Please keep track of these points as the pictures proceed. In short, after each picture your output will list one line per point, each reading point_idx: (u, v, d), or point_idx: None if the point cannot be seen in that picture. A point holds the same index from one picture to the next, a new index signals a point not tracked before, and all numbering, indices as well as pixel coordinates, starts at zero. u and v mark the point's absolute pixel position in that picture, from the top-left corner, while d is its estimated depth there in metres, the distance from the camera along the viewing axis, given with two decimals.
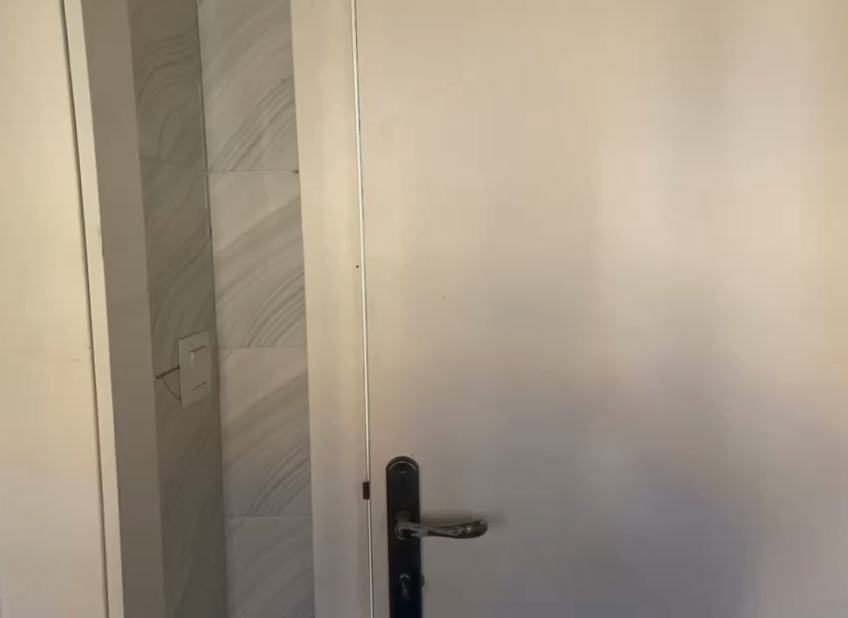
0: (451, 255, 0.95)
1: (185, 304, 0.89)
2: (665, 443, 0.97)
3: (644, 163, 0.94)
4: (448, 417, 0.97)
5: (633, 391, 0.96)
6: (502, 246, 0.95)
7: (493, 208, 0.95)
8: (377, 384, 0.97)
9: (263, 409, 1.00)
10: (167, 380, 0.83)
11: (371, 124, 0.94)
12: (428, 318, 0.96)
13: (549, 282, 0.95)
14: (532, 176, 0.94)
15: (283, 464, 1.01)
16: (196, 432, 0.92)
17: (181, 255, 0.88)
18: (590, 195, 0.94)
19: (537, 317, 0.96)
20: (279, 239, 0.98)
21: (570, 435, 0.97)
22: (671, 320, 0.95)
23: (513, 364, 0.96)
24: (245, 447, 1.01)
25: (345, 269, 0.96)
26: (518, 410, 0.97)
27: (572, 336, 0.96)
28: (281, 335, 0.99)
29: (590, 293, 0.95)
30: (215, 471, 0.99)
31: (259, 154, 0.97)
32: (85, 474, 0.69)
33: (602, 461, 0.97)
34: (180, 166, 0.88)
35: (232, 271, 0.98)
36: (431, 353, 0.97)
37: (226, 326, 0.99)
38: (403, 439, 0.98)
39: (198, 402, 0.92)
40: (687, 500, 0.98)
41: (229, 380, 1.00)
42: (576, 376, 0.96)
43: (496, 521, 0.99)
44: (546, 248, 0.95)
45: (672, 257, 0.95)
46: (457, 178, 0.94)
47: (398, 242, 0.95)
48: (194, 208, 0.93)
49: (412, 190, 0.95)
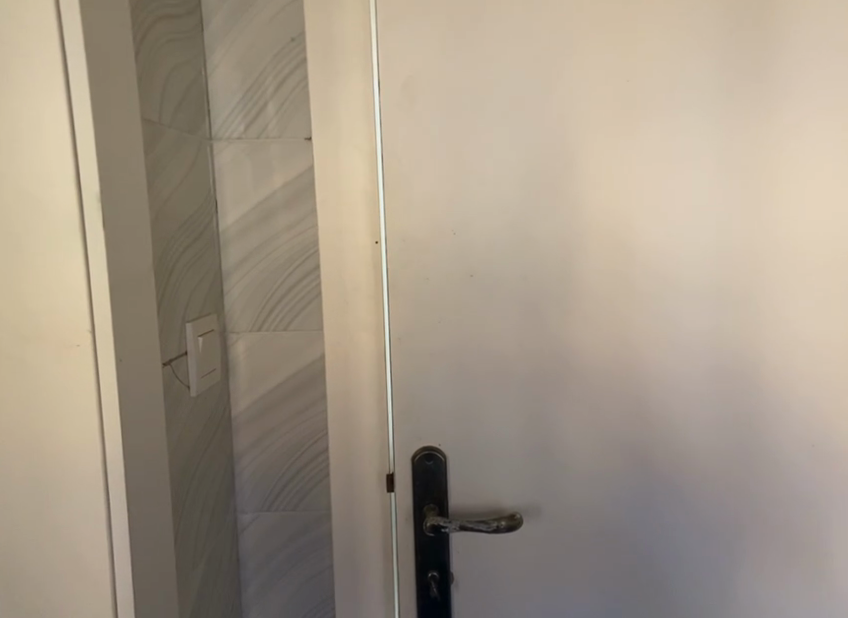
0: (480, 230, 0.88)
1: (191, 284, 0.81)
2: (711, 432, 0.90)
3: (690, 131, 0.86)
4: (476, 405, 0.91)
5: (674, 379, 0.90)
6: (534, 221, 0.88)
7: (525, 180, 0.87)
8: (401, 370, 0.90)
9: (276, 398, 0.93)
10: (175, 366, 0.76)
11: (391, 86, 0.86)
12: (456, 298, 0.89)
13: (584, 259, 0.88)
14: (565, 145, 0.87)
15: (298, 456, 0.94)
16: (206, 423, 0.85)
17: (185, 232, 0.80)
18: (631, 166, 0.87)
19: (571, 298, 0.89)
20: (291, 213, 0.90)
21: (609, 424, 0.91)
22: (716, 303, 0.88)
23: (547, 348, 0.90)
24: (258, 438, 0.94)
25: (364, 246, 0.89)
26: (552, 397, 0.90)
27: (611, 319, 0.89)
28: (294, 318, 0.92)
29: (630, 273, 0.88)
30: (227, 464, 0.92)
31: (268, 120, 0.89)
32: (90, 476, 0.62)
33: (643, 451, 0.91)
34: (184, 133, 0.80)
35: (240, 250, 0.91)
36: (459, 336, 0.90)
37: (235, 309, 0.92)
38: (430, 429, 0.91)
39: (208, 391, 0.85)
40: (732, 493, 0.91)
41: (239, 367, 0.93)
42: (614, 361, 0.90)
43: (529, 514, 0.93)
44: (581, 223, 0.88)
45: (718, 233, 0.87)
46: (485, 146, 0.87)
47: (422, 216, 0.88)
48: (199, 180, 0.85)
49: (437, 159, 0.87)
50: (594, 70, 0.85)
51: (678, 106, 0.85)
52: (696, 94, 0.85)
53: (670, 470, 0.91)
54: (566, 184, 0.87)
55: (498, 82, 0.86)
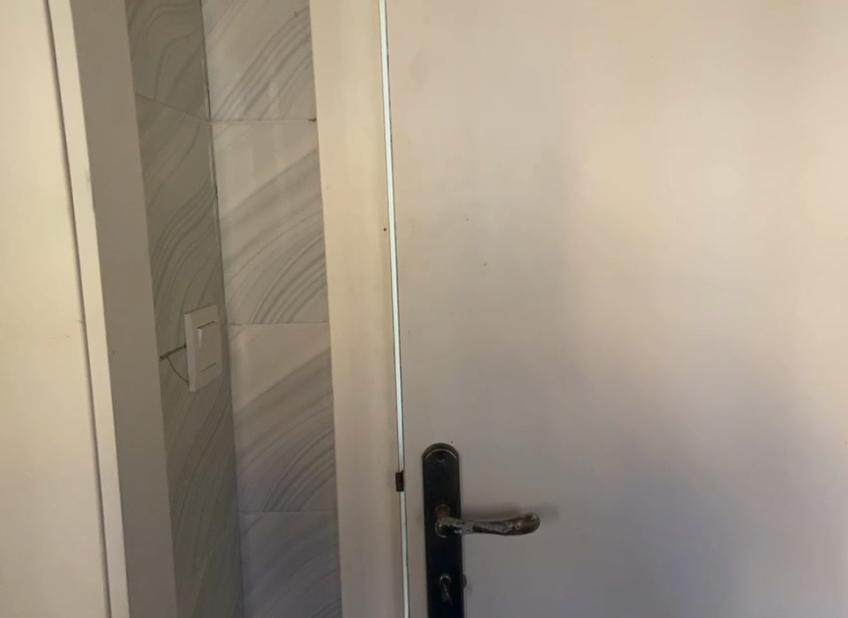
0: (494, 217, 0.83)
1: (190, 274, 0.77)
2: (738, 429, 0.86)
3: (717, 110, 0.81)
4: (489, 400, 0.87)
5: (697, 374, 0.85)
6: (551, 207, 0.83)
7: (541, 163, 0.83)
8: (411, 364, 0.86)
9: (279, 393, 0.89)
10: (173, 360, 0.72)
11: (401, 64, 0.81)
12: (469, 289, 0.85)
13: (604, 248, 0.84)
14: (586, 126, 0.82)
15: (302, 455, 0.90)
16: (206, 420, 0.81)
17: (183, 218, 0.76)
18: (653, 148, 0.82)
19: (591, 289, 0.84)
20: (295, 199, 0.86)
21: (631, 419, 0.86)
22: (742, 293, 0.84)
23: (565, 341, 0.85)
24: (260, 435, 0.90)
25: (371, 234, 0.84)
26: (569, 393, 0.86)
27: (632, 310, 0.84)
28: (298, 309, 0.88)
29: (652, 262, 0.84)
30: (228, 463, 0.88)
31: (270, 100, 0.84)
32: (81, 478, 0.58)
33: (666, 449, 0.87)
34: (182, 113, 0.76)
35: (241, 238, 0.87)
36: (472, 329, 0.86)
37: (236, 300, 0.88)
38: (441, 426, 0.87)
39: (208, 386, 0.81)
40: (756, 493, 0.87)
41: (241, 361, 0.89)
42: (634, 355, 0.85)
43: (544, 515, 0.89)
44: (602, 210, 0.83)
45: (745, 220, 0.82)
46: (500, 128, 0.82)
47: (433, 203, 0.83)
48: (197, 163, 0.81)
49: (449, 142, 0.82)
50: (616, 46, 0.80)
51: (705, 85, 0.81)
52: (725, 72, 0.80)
53: (694, 469, 0.87)
54: (586, 168, 0.83)
55: (514, 59, 0.81)
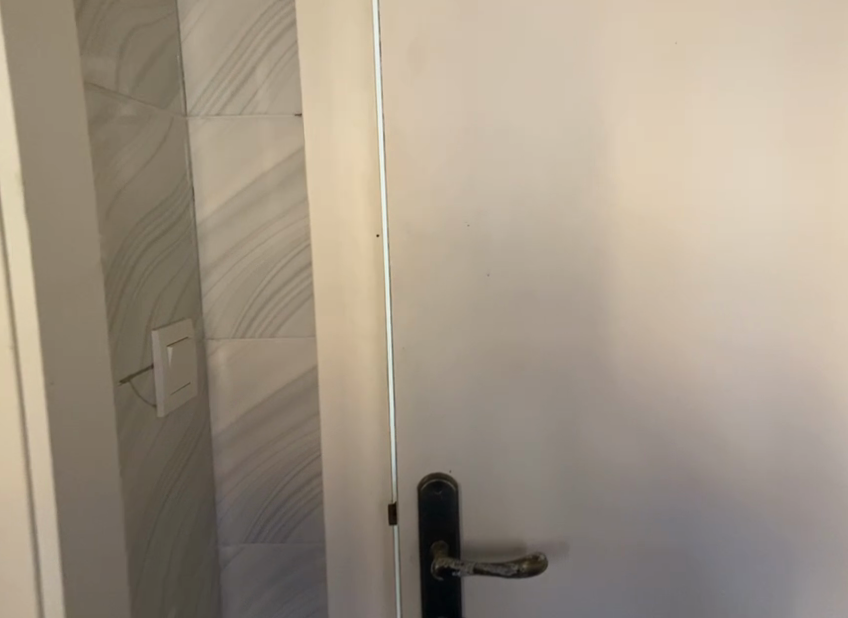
0: (498, 222, 0.75)
1: (160, 285, 0.69)
2: (769, 459, 0.78)
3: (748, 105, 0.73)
4: (492, 424, 0.79)
5: (722, 398, 0.77)
6: (562, 212, 0.75)
7: (551, 164, 0.74)
8: (406, 384, 0.78)
9: (262, 414, 0.81)
10: (138, 383, 0.64)
11: (395, 52, 0.73)
12: (470, 302, 0.77)
13: (622, 256, 0.75)
14: (602, 122, 0.74)
15: (287, 483, 0.82)
16: (180, 445, 0.73)
17: (152, 223, 0.68)
18: (675, 147, 0.74)
19: (606, 302, 0.76)
20: (280, 202, 0.78)
21: (650, 447, 0.78)
22: (772, 309, 0.75)
23: (578, 360, 0.77)
24: (242, 460, 0.82)
25: (363, 241, 0.76)
26: (580, 417, 0.78)
27: (650, 327, 0.76)
28: (283, 323, 0.80)
29: (675, 275, 0.75)
30: (206, 491, 0.80)
31: (252, 92, 0.77)
32: (14, 525, 0.50)
33: (689, 479, 0.78)
34: (151, 106, 0.68)
35: (220, 245, 0.79)
36: (473, 346, 0.78)
37: (214, 313, 0.80)
38: (439, 453, 0.79)
39: (182, 409, 0.74)
40: (785, 530, 0.79)
41: (220, 379, 0.81)
42: (652, 377, 0.77)
43: (551, 550, 0.81)
44: (617, 215, 0.75)
45: (777, 228, 0.74)
46: (506, 124, 0.74)
47: (431, 207, 0.75)
48: (171, 162, 0.73)
49: (450, 140, 0.74)
50: (636, 34, 0.72)
51: (735, 77, 0.72)
52: (757, 62, 0.72)
53: (718, 502, 0.79)
54: (601, 168, 0.74)
55: (521, 48, 0.73)
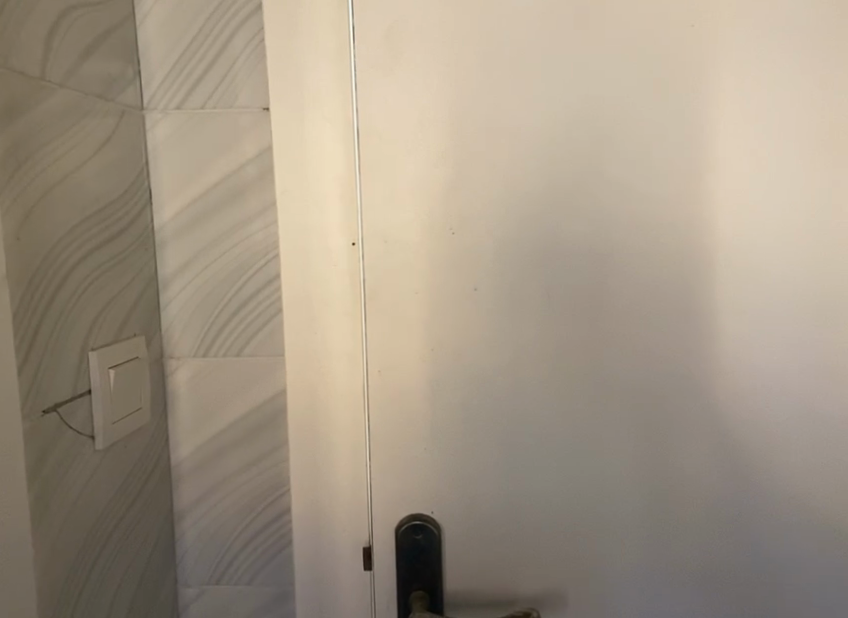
0: (486, 233, 0.68)
1: (104, 298, 0.62)
2: (786, 499, 0.70)
3: (765, 105, 0.65)
4: (478, 458, 0.71)
5: (732, 430, 0.69)
6: (558, 219, 0.68)
7: (544, 168, 0.67)
8: (382, 410, 0.71)
9: (226, 443, 0.73)
10: (66, 410, 0.56)
11: (373, 43, 0.66)
12: (455, 322, 0.70)
13: (627, 268, 0.68)
14: (606, 118, 0.66)
15: (253, 519, 0.74)
16: (127, 478, 0.66)
17: (95, 229, 0.61)
18: (683, 151, 0.66)
19: (605, 323, 0.69)
20: (246, 207, 0.70)
21: (657, 482, 0.71)
22: (790, 334, 0.68)
23: (576, 385, 0.70)
24: (203, 493, 0.74)
25: (337, 249, 0.69)
26: (575, 449, 0.71)
27: (653, 350, 0.69)
28: (249, 342, 0.72)
29: (681, 295, 0.68)
30: (163, 526, 0.72)
31: (215, 85, 0.69)
32: None
33: (703, 515, 0.71)
34: (93, 96, 0.60)
35: (181, 253, 0.71)
36: (459, 369, 0.70)
37: (174, 329, 0.72)
38: (420, 485, 0.72)
39: (130, 437, 0.66)
40: (803, 580, 0.71)
41: (180, 402, 0.73)
42: (655, 406, 0.70)
43: (543, 598, 0.73)
44: (618, 226, 0.68)
45: (797, 243, 0.67)
46: (497, 121, 0.67)
47: (411, 213, 0.68)
48: (122, 161, 0.65)
49: (432, 139, 0.67)
50: (641, 24, 0.65)
51: (751, 73, 0.65)
52: (776, 56, 0.65)
53: (728, 546, 0.71)
54: (605, 169, 0.67)
55: (513, 38, 0.66)
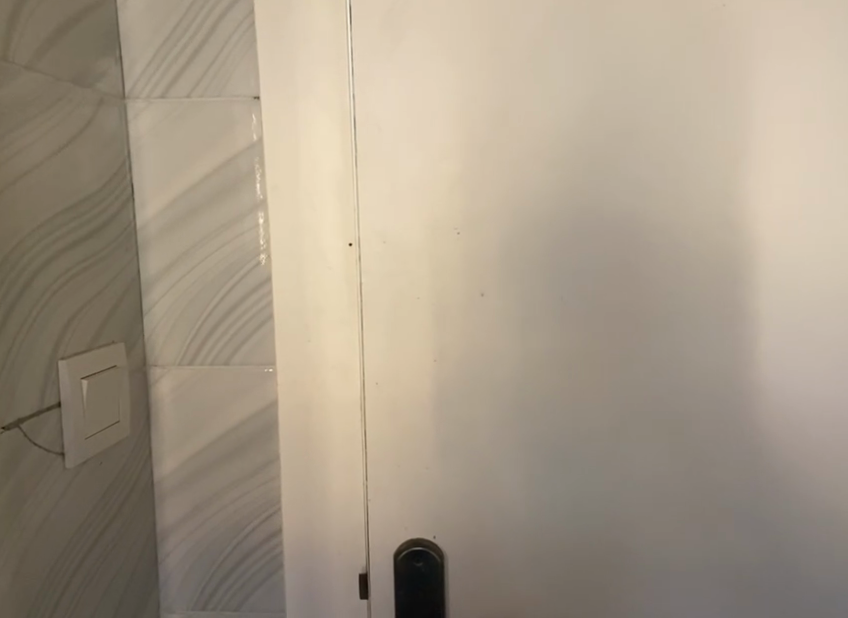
0: (492, 235, 0.63)
1: (77, 302, 0.57)
2: (818, 527, 0.64)
3: (801, 97, 0.60)
4: (484, 477, 0.66)
5: (761, 451, 0.64)
6: (574, 220, 0.62)
7: (556, 164, 0.62)
8: (380, 424, 0.66)
9: (212, 458, 0.68)
10: (30, 424, 0.51)
11: (371, 30, 0.62)
12: (460, 330, 0.64)
13: (648, 275, 0.63)
14: (625, 110, 0.61)
15: (242, 540, 0.69)
16: (104, 496, 0.61)
17: (67, 226, 0.56)
18: (709, 146, 0.61)
19: (623, 334, 0.64)
20: (234, 204, 0.65)
21: (679, 507, 0.65)
22: (824, 347, 0.62)
23: (591, 400, 0.64)
24: (188, 512, 0.69)
25: (332, 251, 0.64)
26: (590, 468, 0.65)
27: (674, 363, 0.64)
28: (237, 349, 0.67)
29: (705, 303, 0.63)
30: (145, 547, 0.67)
31: (201, 72, 0.64)
32: None
33: (730, 544, 0.65)
34: (66, 81, 0.56)
35: (165, 254, 0.66)
36: (463, 382, 0.65)
37: (158, 335, 0.67)
38: (421, 505, 0.67)
39: (107, 452, 0.61)
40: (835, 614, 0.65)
41: (164, 413, 0.68)
42: (676, 423, 0.64)
43: None
44: (637, 228, 0.62)
45: (833, 249, 0.61)
46: (507, 113, 0.62)
47: (412, 212, 0.63)
48: (99, 153, 0.61)
49: (436, 132, 0.62)
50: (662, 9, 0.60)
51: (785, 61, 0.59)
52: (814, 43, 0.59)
53: (754, 577, 0.65)
54: (624, 165, 0.61)
55: (523, 25, 0.61)
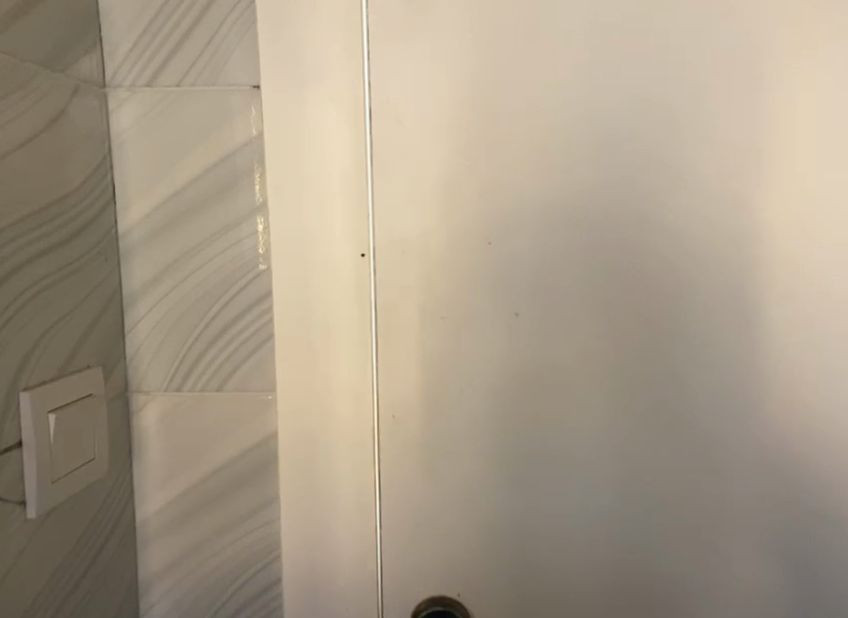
0: (528, 245, 0.55)
1: (45, 322, 0.49)
2: None
3: None
4: (517, 524, 0.58)
5: (837, 500, 0.55)
6: (624, 230, 0.54)
7: (602, 165, 0.54)
8: (396, 459, 0.58)
9: (203, 498, 0.60)
10: None
11: (388, 12, 0.54)
12: (489, 354, 0.56)
13: (712, 292, 0.54)
14: (688, 102, 0.53)
15: (235, 591, 0.60)
16: (77, 545, 0.52)
17: (35, 233, 0.48)
18: (779, 147, 0.52)
19: (678, 361, 0.55)
20: (230, 208, 0.57)
21: (746, 562, 0.56)
22: None
23: (643, 436, 0.56)
24: (175, 558, 0.60)
25: (342, 262, 0.56)
26: (638, 515, 0.57)
27: (737, 396, 0.55)
28: (231, 374, 0.59)
29: (775, 327, 0.54)
30: (125, 600, 0.59)
31: (193, 58, 0.56)
32: None
33: (805, 605, 0.56)
34: (34, 65, 0.48)
35: (151, 265, 0.58)
36: (494, 413, 0.57)
37: (142, 356, 0.59)
38: (442, 553, 0.59)
39: (79, 495, 0.52)
40: None
41: (148, 446, 0.60)
42: (737, 465, 0.56)
43: None
44: (694, 239, 0.54)
45: None
46: (548, 107, 0.54)
47: (437, 219, 0.55)
48: (74, 149, 0.53)
49: (465, 128, 0.54)
50: None
51: None
52: None
53: None
54: (679, 167, 0.53)
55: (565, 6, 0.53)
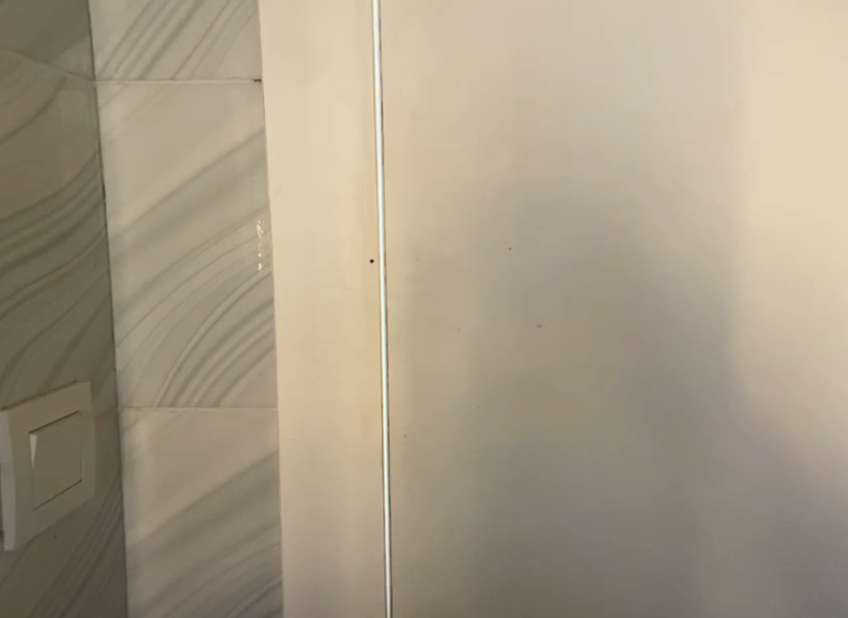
0: (552, 252, 0.51)
1: (28, 335, 0.45)
2: None
3: None
4: (538, 555, 0.53)
5: None
6: (656, 236, 0.50)
7: (633, 166, 0.50)
8: (411, 483, 0.53)
9: (198, 521, 0.56)
10: None
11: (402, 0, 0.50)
12: (510, 367, 0.52)
13: (755, 301, 0.50)
14: (729, 98, 0.48)
15: None
16: (61, 576, 0.48)
17: (20, 235, 0.44)
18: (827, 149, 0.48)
19: (715, 380, 0.51)
20: (229, 211, 0.53)
21: (788, 600, 0.52)
22: None
23: (676, 460, 0.52)
24: (167, 586, 0.56)
25: (349, 268, 0.52)
26: (669, 547, 0.52)
27: (780, 419, 0.50)
28: (229, 389, 0.55)
29: (823, 344, 0.50)
30: None
31: (190, 50, 0.52)
32: None
33: None
34: (18, 53, 0.44)
35: (144, 271, 0.54)
36: (516, 431, 0.52)
37: (133, 369, 0.55)
38: (456, 588, 0.54)
39: (64, 519, 0.48)
40: None
41: (139, 465, 0.56)
42: (779, 495, 0.51)
43: None
44: (732, 247, 0.50)
45: None
46: (576, 102, 0.49)
47: (454, 222, 0.51)
48: (61, 146, 0.49)
49: (485, 122, 0.50)
50: None
51: None
52: None
53: None
54: (718, 168, 0.49)
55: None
